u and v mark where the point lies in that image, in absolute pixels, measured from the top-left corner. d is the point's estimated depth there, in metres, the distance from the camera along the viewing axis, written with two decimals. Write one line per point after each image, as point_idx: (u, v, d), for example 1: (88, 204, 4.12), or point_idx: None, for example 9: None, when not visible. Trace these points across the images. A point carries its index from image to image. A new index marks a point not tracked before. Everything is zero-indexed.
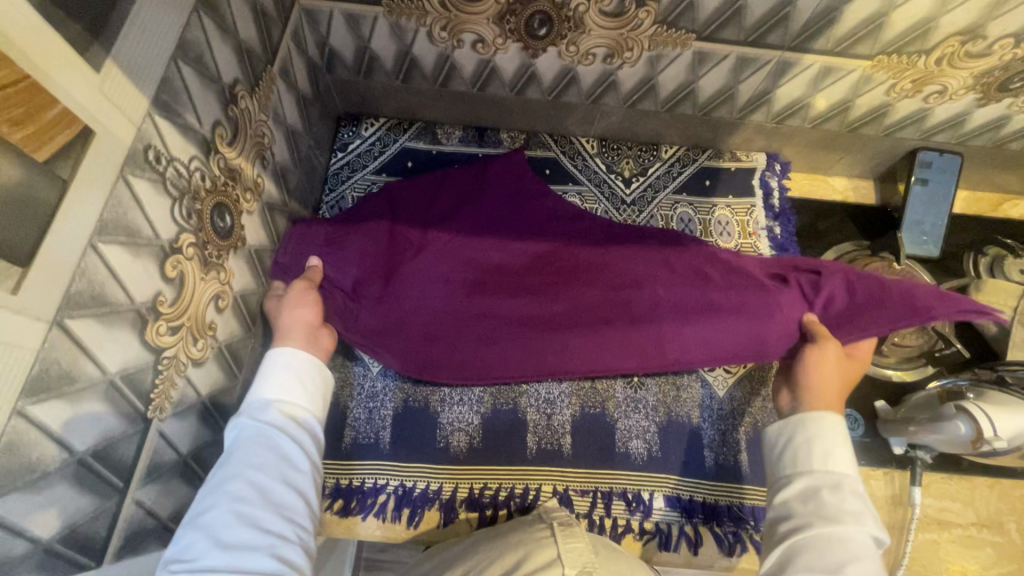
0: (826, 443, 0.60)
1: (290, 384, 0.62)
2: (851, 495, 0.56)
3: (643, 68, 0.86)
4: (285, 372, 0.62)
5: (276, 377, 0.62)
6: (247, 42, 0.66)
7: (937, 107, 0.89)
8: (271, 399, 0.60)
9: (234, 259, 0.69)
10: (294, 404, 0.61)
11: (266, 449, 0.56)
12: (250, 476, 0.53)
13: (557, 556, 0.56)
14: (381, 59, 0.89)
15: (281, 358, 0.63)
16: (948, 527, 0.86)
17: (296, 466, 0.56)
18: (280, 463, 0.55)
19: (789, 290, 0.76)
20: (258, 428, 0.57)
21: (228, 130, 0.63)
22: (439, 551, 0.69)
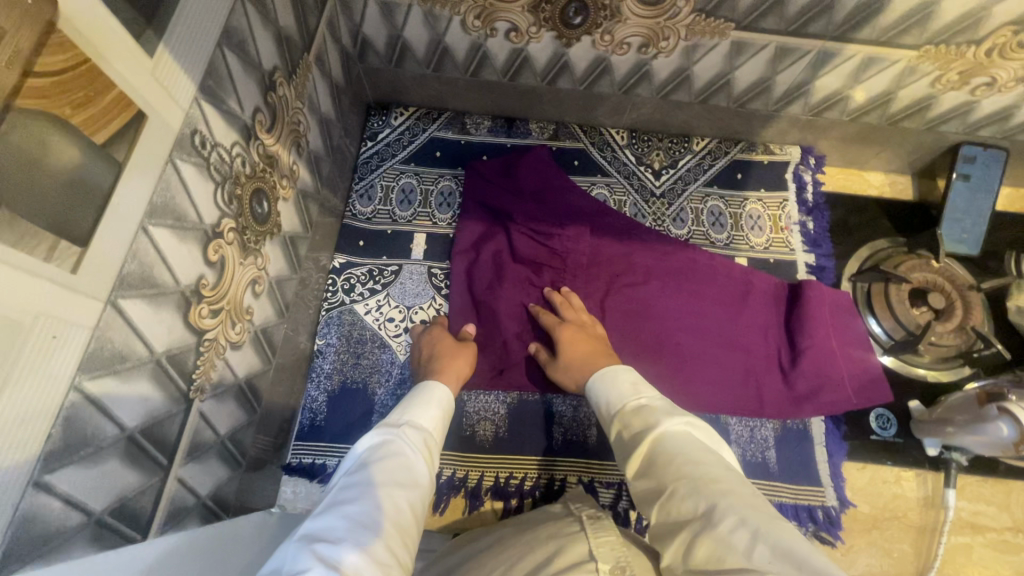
0: (606, 389, 0.68)
1: (430, 412, 0.66)
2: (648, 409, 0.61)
3: (678, 58, 0.85)
4: (431, 405, 0.67)
5: (427, 408, 0.66)
6: (286, 29, 0.67)
7: (984, 100, 0.86)
8: (415, 423, 0.63)
9: (270, 245, 0.70)
10: (432, 439, 0.63)
11: (396, 462, 0.56)
12: (387, 486, 0.53)
13: (590, 555, 0.51)
14: (413, 47, 0.89)
15: (437, 394, 0.69)
16: (982, 530, 0.84)
17: (415, 483, 0.55)
18: (408, 480, 0.55)
19: (762, 309, 0.89)
20: (395, 439, 0.59)
21: (267, 117, 0.64)
22: (478, 539, 0.67)
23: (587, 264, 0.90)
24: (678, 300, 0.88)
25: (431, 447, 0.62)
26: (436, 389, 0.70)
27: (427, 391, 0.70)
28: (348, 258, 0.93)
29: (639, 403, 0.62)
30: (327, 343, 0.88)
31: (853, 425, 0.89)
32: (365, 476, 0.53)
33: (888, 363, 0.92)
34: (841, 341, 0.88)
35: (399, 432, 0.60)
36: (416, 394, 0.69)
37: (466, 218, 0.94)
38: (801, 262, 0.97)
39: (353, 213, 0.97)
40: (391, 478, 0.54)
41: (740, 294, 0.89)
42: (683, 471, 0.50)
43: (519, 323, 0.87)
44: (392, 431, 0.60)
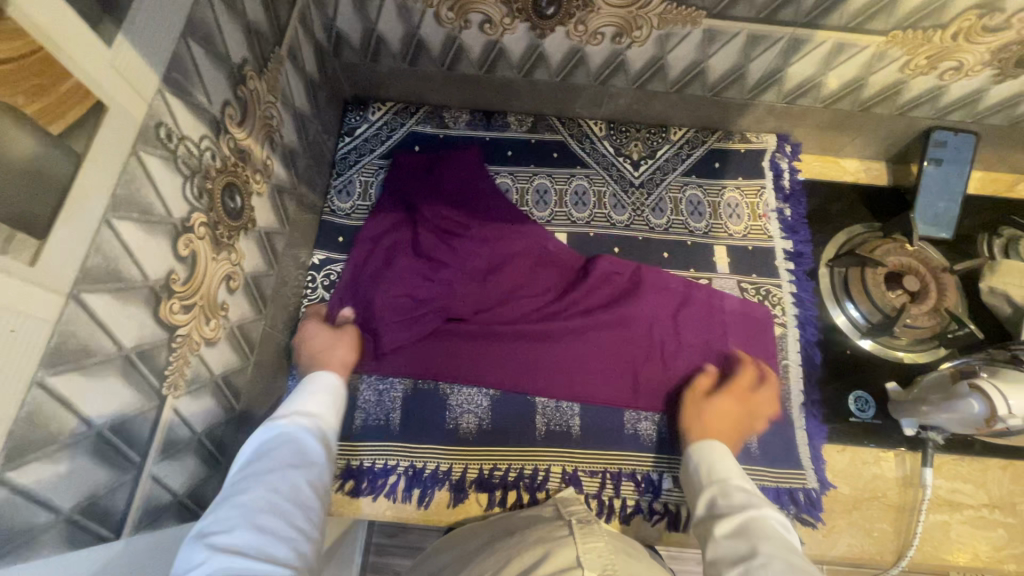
0: (711, 458, 0.70)
1: (321, 399, 0.69)
2: (737, 492, 0.63)
3: (653, 47, 0.85)
4: (320, 391, 0.71)
5: (313, 396, 0.69)
6: (256, 22, 0.66)
7: (953, 84, 0.88)
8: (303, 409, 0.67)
9: (245, 241, 0.69)
10: (325, 421, 0.67)
11: (289, 448, 0.59)
12: (281, 470, 0.56)
13: (575, 561, 0.55)
14: (388, 41, 0.89)
15: (326, 382, 0.73)
16: (959, 507, 0.86)
17: (313, 464, 0.59)
18: (303, 462, 0.59)
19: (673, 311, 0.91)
20: (287, 428, 0.62)
21: (237, 111, 0.64)
22: (468, 539, 0.70)
23: (485, 268, 0.90)
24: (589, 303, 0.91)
25: (326, 430, 0.66)
26: (326, 377, 0.73)
27: (316, 378, 0.73)
28: (326, 254, 0.93)
29: (733, 489, 0.64)
30: None
31: (832, 407, 0.90)
32: (264, 465, 0.56)
33: (867, 346, 0.94)
34: (749, 342, 0.91)
35: (285, 422, 0.63)
36: (306, 385, 0.72)
37: (380, 210, 0.94)
38: (779, 248, 0.98)
39: (331, 209, 0.96)
40: (290, 462, 0.58)
41: (652, 297, 0.91)
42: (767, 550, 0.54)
43: (422, 316, 0.87)
44: (280, 423, 0.62)
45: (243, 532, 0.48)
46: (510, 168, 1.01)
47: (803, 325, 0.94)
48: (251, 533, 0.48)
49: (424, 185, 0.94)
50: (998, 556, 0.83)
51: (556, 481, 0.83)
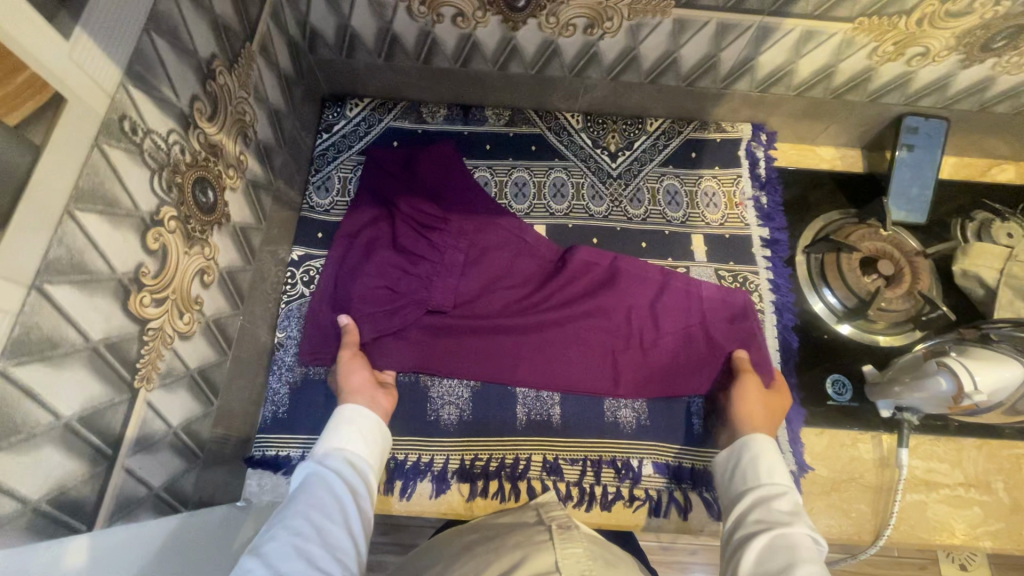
0: (755, 459, 0.71)
1: (352, 437, 0.68)
2: (785, 499, 0.64)
3: (624, 38, 0.86)
4: (356, 430, 0.69)
5: (341, 432, 0.68)
6: (224, 18, 0.66)
7: (921, 69, 0.89)
8: (336, 448, 0.67)
9: (219, 235, 0.69)
10: (355, 458, 0.66)
11: (320, 491, 0.59)
12: (310, 514, 0.56)
13: (555, 564, 0.55)
14: (362, 36, 0.89)
15: (357, 416, 0.71)
16: (936, 487, 0.87)
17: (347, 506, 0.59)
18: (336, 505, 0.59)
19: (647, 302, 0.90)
20: (317, 471, 0.62)
21: (207, 105, 0.64)
22: (450, 543, 0.70)
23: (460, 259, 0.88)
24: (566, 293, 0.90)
25: (358, 467, 0.66)
26: (355, 410, 0.72)
27: (345, 414, 0.71)
28: (306, 251, 0.93)
29: (780, 500, 0.64)
30: (287, 335, 0.87)
31: (810, 391, 0.91)
32: (297, 507, 0.57)
33: (845, 331, 0.95)
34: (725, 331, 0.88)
35: (315, 465, 0.63)
36: (334, 418, 0.71)
37: (359, 202, 0.92)
38: (755, 236, 0.99)
39: (310, 206, 0.96)
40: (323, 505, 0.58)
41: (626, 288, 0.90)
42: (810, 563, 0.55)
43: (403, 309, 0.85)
44: (312, 467, 0.63)
45: None
46: (489, 162, 1.02)
47: (780, 312, 0.95)
48: None
49: (396, 181, 0.93)
50: (974, 534, 0.84)
51: (538, 470, 0.84)
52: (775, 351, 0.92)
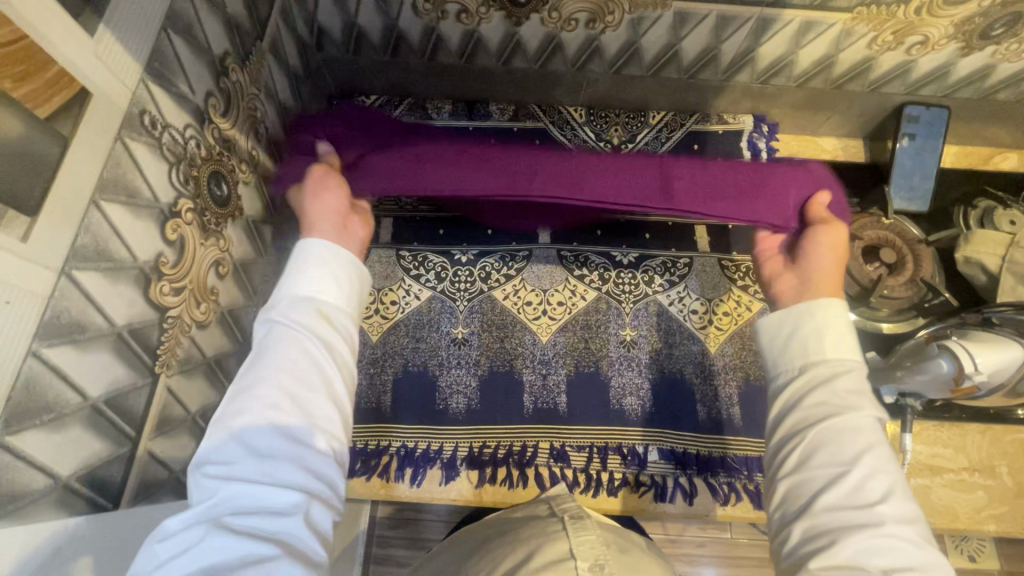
0: (817, 328, 0.59)
1: (320, 278, 0.56)
2: (851, 380, 0.55)
3: (626, 31, 0.87)
4: (319, 269, 0.56)
5: (307, 273, 0.56)
6: (236, 17, 0.68)
7: (921, 58, 0.90)
8: (295, 310, 0.54)
9: (232, 228, 0.71)
10: (328, 304, 0.56)
11: (283, 364, 0.50)
12: (280, 386, 0.48)
13: (569, 552, 0.56)
14: (369, 34, 0.91)
15: (317, 252, 0.57)
16: (940, 472, 0.88)
17: (321, 378, 0.51)
18: (305, 385, 0.49)
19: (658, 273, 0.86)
20: (282, 334, 0.52)
21: (221, 101, 0.66)
22: (466, 540, 0.71)
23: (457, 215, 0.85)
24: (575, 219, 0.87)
25: (336, 312, 0.56)
26: (315, 247, 0.58)
27: (309, 248, 0.58)
28: None
29: (846, 381, 0.55)
30: None
31: None
32: (245, 405, 0.47)
33: (850, 320, 0.95)
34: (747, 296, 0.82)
35: (278, 325, 0.53)
36: (297, 253, 0.57)
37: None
38: None
39: None
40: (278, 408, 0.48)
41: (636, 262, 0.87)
42: (874, 465, 0.50)
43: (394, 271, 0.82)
44: (275, 324, 0.53)
45: (248, 463, 0.45)
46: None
47: None
48: (257, 463, 0.45)
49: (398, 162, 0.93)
50: (977, 516, 0.85)
51: (545, 457, 0.86)
52: None
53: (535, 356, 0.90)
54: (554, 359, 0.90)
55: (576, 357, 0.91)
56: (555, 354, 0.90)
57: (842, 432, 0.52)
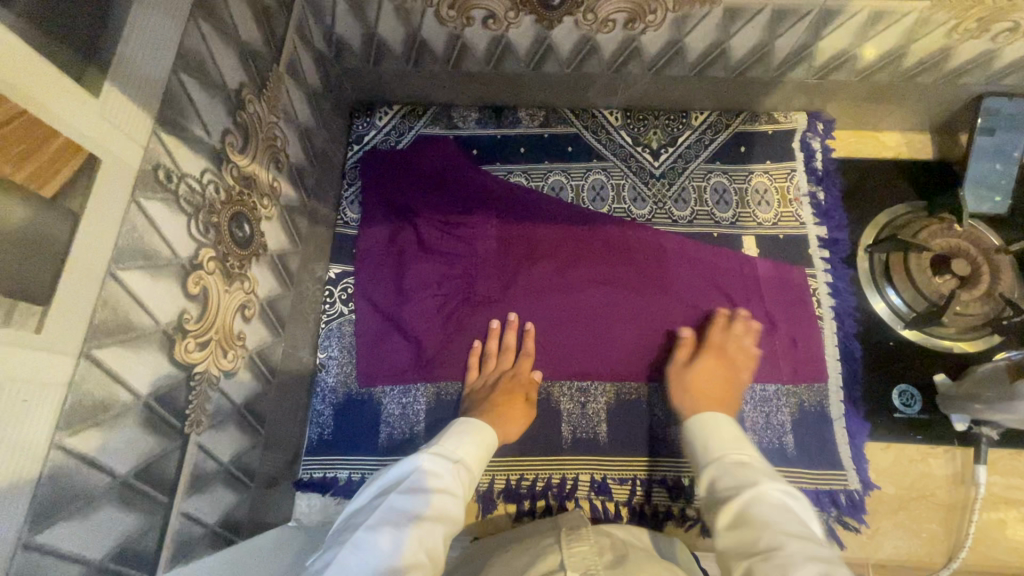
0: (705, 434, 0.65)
1: (467, 447, 0.69)
2: (738, 466, 0.58)
3: (669, 31, 0.79)
4: (466, 437, 0.70)
5: (457, 441, 0.69)
6: (250, 43, 0.64)
7: (1008, 46, 0.79)
8: (447, 452, 0.67)
9: (257, 267, 0.69)
10: (464, 476, 0.65)
11: (425, 495, 0.60)
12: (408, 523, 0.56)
13: (561, 563, 0.56)
14: (390, 44, 0.86)
15: (480, 430, 0.72)
16: (1017, 505, 0.81)
17: (443, 515, 0.59)
18: (440, 497, 0.60)
19: (696, 296, 0.89)
20: (424, 476, 0.62)
21: (238, 138, 0.62)
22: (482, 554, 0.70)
23: (493, 257, 0.91)
24: (624, 352, 0.87)
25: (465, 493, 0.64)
26: (479, 424, 0.74)
27: (465, 423, 0.73)
28: (343, 267, 0.93)
29: (739, 459, 0.60)
30: (329, 356, 0.88)
31: (874, 403, 0.85)
32: (371, 538, 0.54)
33: (911, 337, 0.88)
34: (786, 326, 0.88)
35: (425, 464, 0.64)
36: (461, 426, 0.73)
37: (371, 219, 0.94)
38: (813, 235, 0.93)
39: (345, 221, 0.96)
40: (425, 476, 0.62)
41: (671, 282, 0.90)
42: (782, 540, 0.49)
43: (448, 313, 0.89)
44: (420, 464, 0.64)
45: None
46: (524, 166, 0.99)
47: (840, 318, 0.89)
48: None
49: (422, 187, 0.95)
50: None
51: (585, 490, 0.83)
52: (836, 359, 0.87)
53: (574, 383, 0.87)
54: (593, 387, 0.86)
55: (617, 385, 0.86)
56: (594, 383, 0.86)
57: (745, 519, 0.53)
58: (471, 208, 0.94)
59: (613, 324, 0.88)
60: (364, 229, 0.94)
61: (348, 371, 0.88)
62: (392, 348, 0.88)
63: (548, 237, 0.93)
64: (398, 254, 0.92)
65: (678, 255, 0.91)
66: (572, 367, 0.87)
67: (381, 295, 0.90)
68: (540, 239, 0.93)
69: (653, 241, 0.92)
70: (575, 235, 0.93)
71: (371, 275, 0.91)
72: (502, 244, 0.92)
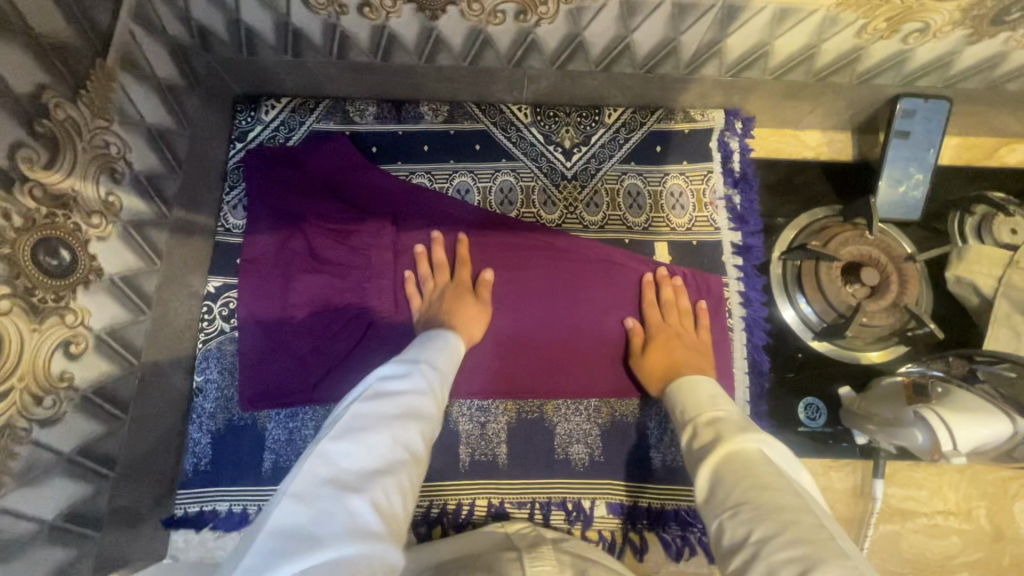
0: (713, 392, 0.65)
1: (441, 359, 0.66)
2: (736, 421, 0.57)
3: (565, 24, 0.72)
4: (434, 351, 0.67)
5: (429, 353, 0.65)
6: (53, 37, 0.54)
7: (920, 47, 0.75)
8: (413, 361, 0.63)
9: (87, 296, 0.61)
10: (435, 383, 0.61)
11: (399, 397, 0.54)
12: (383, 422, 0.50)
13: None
14: (260, 32, 0.76)
15: (443, 342, 0.69)
16: (912, 517, 0.81)
17: (419, 417, 0.54)
18: (415, 399, 0.56)
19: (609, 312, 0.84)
20: (396, 380, 0.57)
21: (40, 152, 0.53)
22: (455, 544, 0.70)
23: (389, 268, 0.83)
24: (546, 354, 0.83)
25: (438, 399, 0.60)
26: (445, 335, 0.71)
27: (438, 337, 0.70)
28: (223, 280, 0.84)
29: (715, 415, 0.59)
30: (207, 379, 0.81)
31: (779, 416, 0.84)
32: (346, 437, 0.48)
33: (819, 347, 0.86)
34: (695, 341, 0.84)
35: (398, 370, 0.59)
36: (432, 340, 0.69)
37: (253, 226, 0.84)
38: (727, 241, 0.89)
39: (226, 227, 0.86)
40: (397, 381, 0.57)
41: (586, 296, 0.84)
42: (753, 495, 0.46)
43: (339, 331, 0.81)
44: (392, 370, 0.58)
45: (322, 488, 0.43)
46: (427, 166, 0.91)
47: (750, 329, 0.86)
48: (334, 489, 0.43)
49: (313, 192, 0.86)
50: (949, 564, 0.79)
51: (482, 515, 0.79)
52: (743, 372, 0.85)
53: (473, 403, 0.82)
54: (493, 406, 0.82)
55: (518, 404, 0.82)
56: (494, 402, 0.82)
57: (720, 475, 0.50)
58: (367, 214, 0.86)
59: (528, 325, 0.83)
60: (245, 236, 0.84)
61: (229, 395, 0.81)
62: (276, 372, 0.80)
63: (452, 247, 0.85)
64: (286, 264, 0.83)
65: (591, 264, 0.85)
66: (475, 389, 0.81)
67: (263, 311, 0.82)
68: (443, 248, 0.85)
69: (568, 249, 0.86)
70: (483, 244, 0.86)
71: (252, 290, 0.82)
72: (401, 254, 0.85)
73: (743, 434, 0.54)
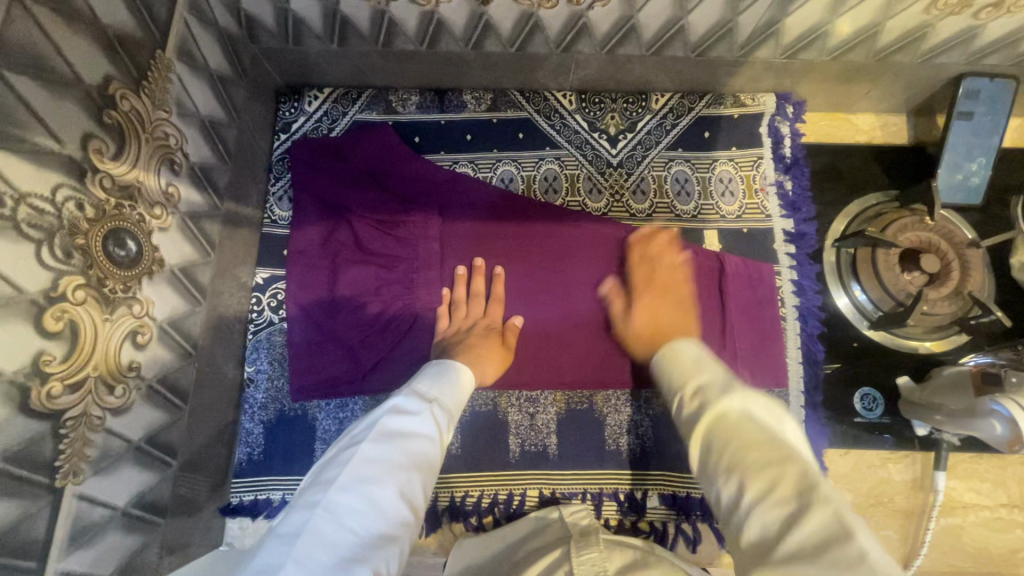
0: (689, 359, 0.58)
1: (453, 394, 0.65)
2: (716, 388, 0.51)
3: (619, 6, 0.71)
4: (442, 379, 0.65)
5: (432, 380, 0.65)
6: (118, 27, 0.54)
7: (991, 23, 0.72)
8: (420, 395, 0.61)
9: (150, 286, 0.61)
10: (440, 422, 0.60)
11: (403, 445, 0.53)
12: (385, 479, 0.49)
13: None
14: (308, 22, 0.76)
15: (455, 377, 0.67)
16: (975, 509, 0.79)
17: (420, 466, 0.53)
18: (416, 442, 0.55)
19: None
20: (397, 422, 0.55)
21: (109, 143, 0.53)
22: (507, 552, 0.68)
23: (433, 256, 0.82)
24: (587, 333, 0.81)
25: (444, 428, 0.60)
26: (455, 368, 0.69)
27: (451, 366, 0.69)
28: (271, 272, 0.85)
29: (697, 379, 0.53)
30: (258, 370, 0.82)
31: (834, 407, 0.82)
32: (346, 501, 0.47)
33: (871, 334, 0.84)
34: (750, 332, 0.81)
35: (402, 407, 0.58)
36: (438, 370, 0.68)
37: (300, 218, 0.84)
38: (778, 229, 0.87)
39: (272, 219, 0.87)
40: (399, 423, 0.55)
41: None
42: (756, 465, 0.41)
43: (387, 322, 0.81)
44: (393, 408, 0.57)
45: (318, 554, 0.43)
46: (470, 155, 0.90)
47: (804, 318, 0.84)
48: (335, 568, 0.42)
49: (356, 181, 0.85)
50: (1014, 558, 0.77)
51: (534, 505, 0.79)
52: (797, 363, 0.83)
53: (522, 393, 0.82)
54: (541, 397, 0.82)
55: (567, 394, 0.82)
56: (542, 393, 0.81)
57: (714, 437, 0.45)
58: (411, 204, 0.84)
59: (566, 305, 0.81)
60: (292, 227, 0.84)
61: (277, 386, 0.81)
62: (328, 363, 0.80)
63: (493, 240, 0.84)
64: (333, 256, 0.83)
65: None
66: (528, 382, 0.81)
67: (311, 304, 0.82)
68: (487, 238, 0.84)
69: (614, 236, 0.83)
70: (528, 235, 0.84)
71: (299, 282, 0.82)
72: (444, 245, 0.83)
73: (728, 397, 0.48)
